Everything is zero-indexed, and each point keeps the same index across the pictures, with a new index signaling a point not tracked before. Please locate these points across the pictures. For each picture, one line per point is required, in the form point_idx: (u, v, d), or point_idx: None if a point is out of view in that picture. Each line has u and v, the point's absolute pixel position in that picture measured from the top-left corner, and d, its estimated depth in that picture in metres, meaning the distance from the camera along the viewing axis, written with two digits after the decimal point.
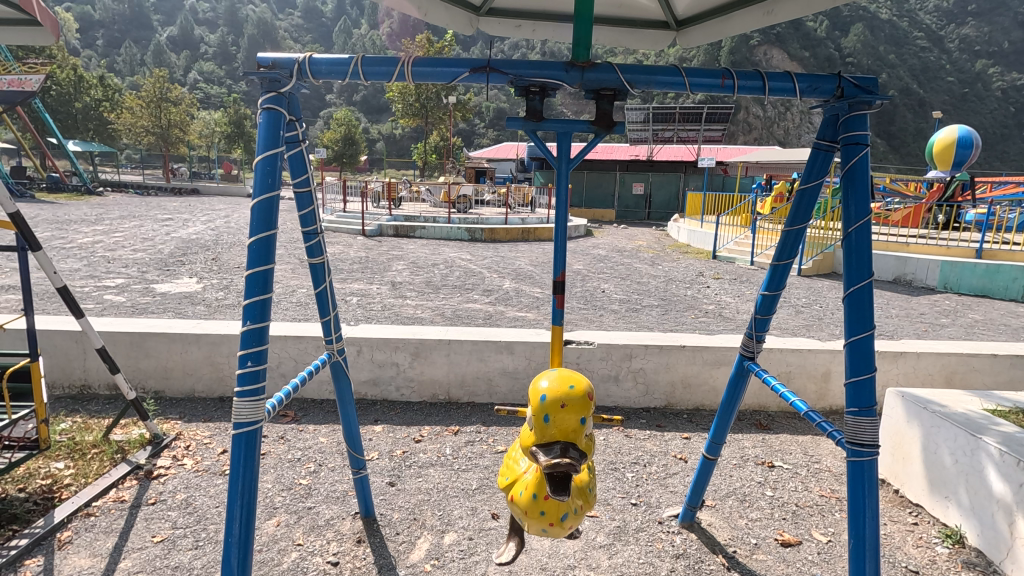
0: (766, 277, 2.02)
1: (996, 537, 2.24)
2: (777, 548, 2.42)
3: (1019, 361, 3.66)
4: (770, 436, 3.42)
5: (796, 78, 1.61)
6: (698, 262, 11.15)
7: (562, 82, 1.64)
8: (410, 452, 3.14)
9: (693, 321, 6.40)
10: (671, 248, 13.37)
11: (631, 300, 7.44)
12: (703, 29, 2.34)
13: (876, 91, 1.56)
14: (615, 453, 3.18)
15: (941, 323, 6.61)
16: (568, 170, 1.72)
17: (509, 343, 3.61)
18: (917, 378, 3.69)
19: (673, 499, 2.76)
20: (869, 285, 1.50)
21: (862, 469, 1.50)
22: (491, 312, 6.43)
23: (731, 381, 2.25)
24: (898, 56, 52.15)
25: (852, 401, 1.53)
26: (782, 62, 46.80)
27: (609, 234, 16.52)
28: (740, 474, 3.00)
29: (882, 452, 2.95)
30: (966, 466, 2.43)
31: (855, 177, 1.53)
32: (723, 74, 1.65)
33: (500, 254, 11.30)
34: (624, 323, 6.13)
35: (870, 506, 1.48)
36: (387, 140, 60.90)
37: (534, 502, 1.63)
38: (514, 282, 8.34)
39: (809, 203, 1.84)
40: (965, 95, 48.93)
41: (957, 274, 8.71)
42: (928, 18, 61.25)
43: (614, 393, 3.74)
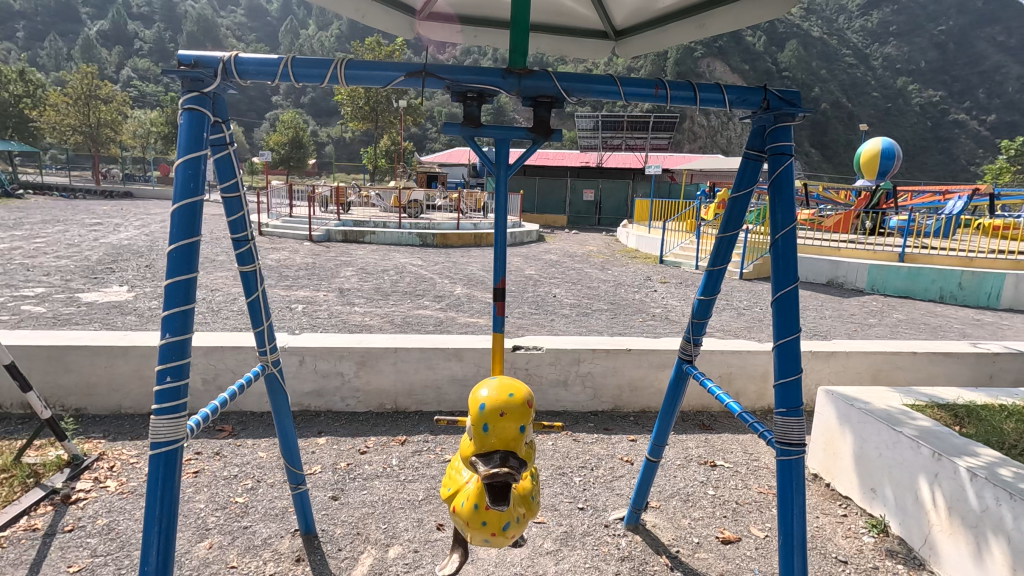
0: (702, 282, 2.07)
1: (916, 527, 2.38)
2: (718, 545, 2.49)
3: (938, 358, 3.92)
4: (712, 436, 3.53)
5: (726, 90, 1.66)
6: (647, 266, 11.45)
7: (500, 88, 1.63)
8: (355, 464, 3.05)
9: (641, 324, 6.56)
10: (620, 253, 13.66)
11: (582, 305, 7.52)
12: (641, 40, 2.39)
13: (798, 103, 1.63)
14: (563, 458, 3.20)
15: (870, 324, 7.03)
16: (506, 177, 1.70)
17: (458, 351, 3.58)
18: (847, 376, 3.89)
19: (619, 501, 2.80)
20: (794, 290, 1.56)
21: (791, 467, 1.55)
22: (443, 318, 6.37)
23: (672, 386, 2.29)
24: (830, 70, 55.27)
25: (781, 402, 1.57)
26: (724, 74, 48.78)
27: (561, 239, 16.73)
28: (684, 474, 3.07)
29: (815, 448, 3.09)
30: (889, 458, 2.57)
31: (780, 186, 1.60)
32: (656, 84, 1.68)
33: (453, 259, 11.22)
34: (574, 327, 6.21)
35: (798, 502, 1.53)
36: (337, 143, 59.62)
37: (475, 512, 1.60)
38: (466, 288, 8.30)
39: (740, 212, 1.89)
40: (889, 110, 52.37)
41: (883, 276, 9.29)
42: (854, 37, 65.43)
43: (563, 398, 3.76)
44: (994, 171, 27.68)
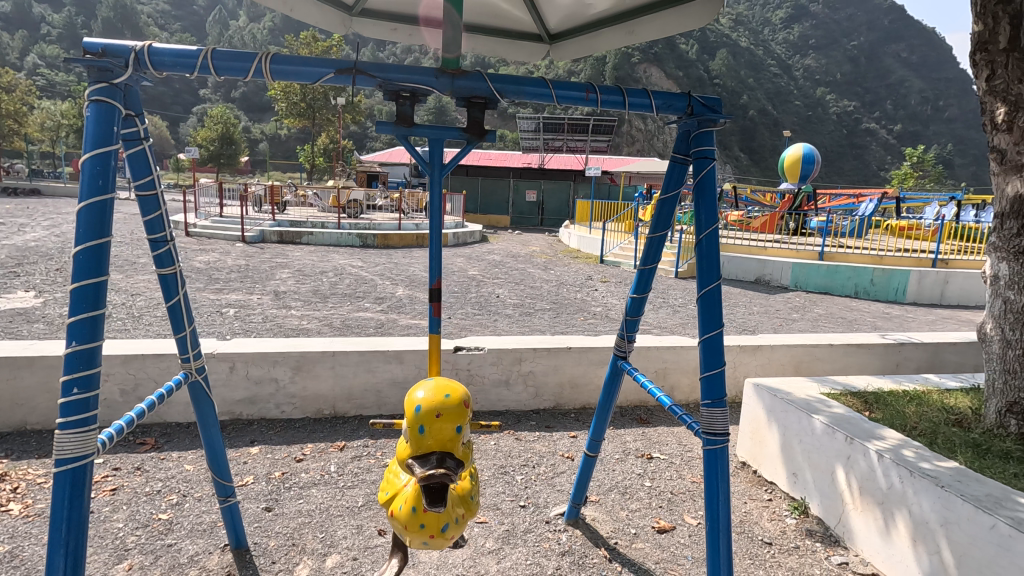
0: (634, 279, 2.13)
1: (832, 506, 2.56)
2: (654, 535, 2.58)
3: (852, 349, 4.22)
4: (649, 429, 3.65)
5: (652, 96, 1.72)
6: (588, 266, 11.69)
7: (433, 89, 1.62)
8: (291, 472, 2.94)
9: (582, 322, 6.69)
10: (563, 253, 13.87)
11: (524, 304, 7.59)
12: (574, 45, 2.44)
13: (719, 110, 1.71)
14: (505, 457, 3.22)
15: (793, 318, 7.49)
16: (440, 177, 1.70)
17: (398, 353, 3.52)
18: (772, 368, 4.13)
19: (560, 497, 2.84)
20: (717, 287, 1.64)
21: (716, 455, 1.63)
22: (384, 320, 6.25)
23: (608, 382, 2.35)
24: (757, 79, 58.33)
25: (706, 394, 1.65)
26: (660, 80, 50.52)
27: (504, 239, 16.80)
28: (622, 467, 3.16)
29: (743, 437, 3.26)
30: (808, 444, 2.75)
31: (704, 188, 1.67)
32: (586, 88, 1.73)
33: (394, 260, 11.03)
34: (517, 327, 6.25)
35: (723, 490, 1.61)
36: (272, 140, 57.28)
37: (413, 515, 1.58)
38: (407, 289, 8.18)
39: (669, 213, 1.96)
40: (809, 118, 55.89)
41: (805, 274, 9.92)
42: (778, 48, 69.39)
43: (505, 397, 3.78)
44: (899, 176, 30.11)
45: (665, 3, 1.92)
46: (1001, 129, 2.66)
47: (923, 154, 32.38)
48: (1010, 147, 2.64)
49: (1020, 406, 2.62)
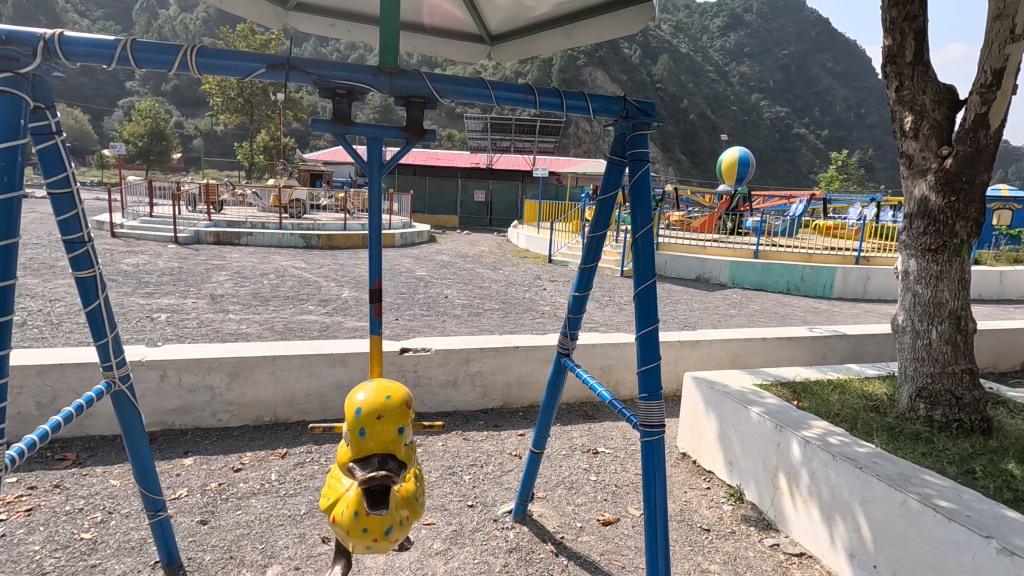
0: (576, 278, 2.18)
1: (765, 492, 2.70)
2: (599, 527, 2.64)
3: (782, 343, 4.46)
4: (595, 425, 3.73)
5: (589, 98, 1.76)
6: (536, 265, 11.79)
7: (370, 86, 1.60)
8: (228, 483, 2.82)
9: (531, 322, 6.75)
10: (511, 253, 13.95)
11: (473, 305, 7.57)
12: (514, 46, 2.47)
13: (653, 114, 1.78)
14: (454, 457, 3.21)
15: (731, 314, 7.83)
16: (379, 177, 1.68)
17: (342, 356, 3.45)
18: (711, 362, 4.30)
19: (507, 495, 2.87)
20: (652, 284, 1.70)
21: (653, 447, 1.69)
22: (329, 323, 6.09)
23: (552, 380, 2.39)
24: (697, 84, 60.57)
25: (643, 388, 1.71)
26: (605, 83, 51.58)
27: (453, 239, 16.73)
28: (568, 463, 3.21)
29: (684, 429, 3.38)
30: (742, 433, 2.90)
31: (639, 189, 1.73)
32: (525, 90, 1.76)
33: (339, 262, 10.75)
34: (466, 327, 6.24)
35: (659, 479, 1.68)
36: (207, 136, 54.60)
37: (356, 519, 1.55)
38: (353, 291, 7.99)
39: (607, 213, 2.01)
40: (745, 122, 58.54)
41: (742, 272, 10.39)
42: (716, 55, 72.31)
43: (453, 398, 3.77)
44: (826, 179, 32.02)
45: (601, 8, 1.98)
46: (909, 135, 2.87)
47: (847, 159, 34.53)
48: (917, 152, 2.85)
49: (928, 391, 2.86)
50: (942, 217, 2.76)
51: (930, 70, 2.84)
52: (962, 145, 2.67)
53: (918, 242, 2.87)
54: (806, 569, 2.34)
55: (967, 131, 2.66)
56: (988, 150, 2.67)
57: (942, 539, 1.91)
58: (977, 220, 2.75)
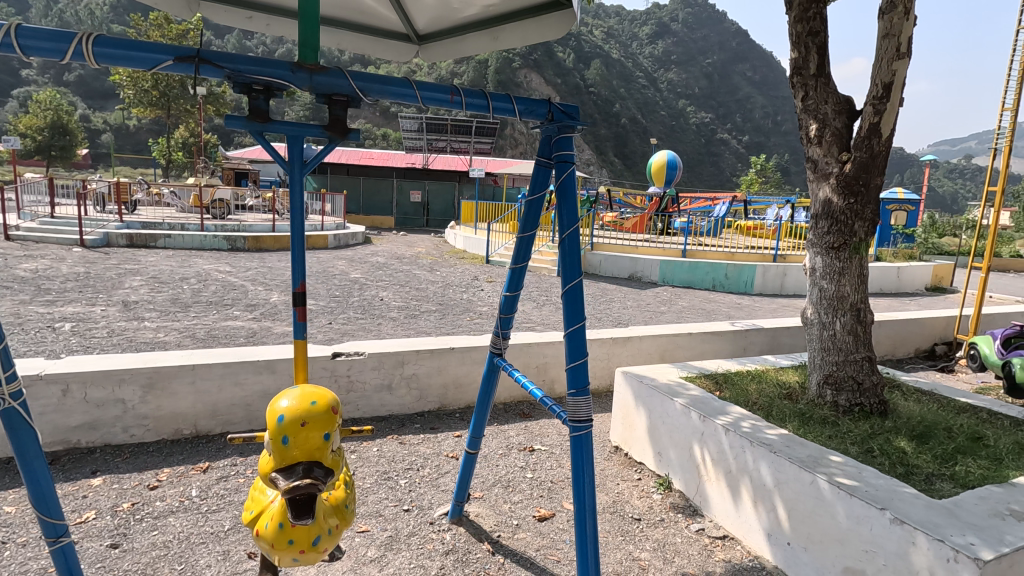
0: (507, 278, 2.20)
1: (692, 481, 2.83)
2: (535, 523, 2.68)
3: (706, 337, 4.70)
4: (531, 422, 3.79)
5: (515, 100, 1.78)
6: (474, 266, 11.78)
7: (289, 83, 1.56)
8: (143, 502, 2.64)
9: (468, 323, 6.74)
10: (449, 254, 13.88)
11: (409, 307, 7.46)
12: (442, 47, 2.46)
13: (577, 118, 1.83)
14: (389, 462, 3.15)
15: (662, 311, 8.15)
16: (300, 176, 1.63)
17: (270, 363, 3.32)
18: (642, 358, 4.46)
19: (444, 498, 2.85)
20: (580, 283, 1.75)
21: (581, 441, 1.74)
22: (256, 329, 5.82)
23: (485, 380, 2.40)
24: (628, 89, 62.57)
25: (572, 384, 1.75)
26: (541, 86, 52.24)
27: (389, 241, 16.42)
28: (505, 462, 3.24)
29: (616, 423, 3.48)
30: (669, 425, 3.02)
31: (565, 191, 1.78)
32: (451, 90, 1.77)
33: (268, 264, 10.29)
34: (402, 330, 6.15)
35: (588, 472, 1.73)
36: (117, 131, 50.69)
37: (280, 531, 1.50)
38: (283, 295, 7.68)
39: (536, 214, 2.04)
40: (673, 127, 61.11)
41: (671, 270, 10.85)
42: (645, 62, 74.98)
43: (388, 402, 3.70)
44: (747, 181, 34.01)
45: (524, 14, 2.02)
46: (814, 142, 3.10)
47: (765, 164, 36.75)
48: (821, 157, 3.09)
49: (834, 377, 3.10)
50: (843, 217, 2.99)
51: (831, 82, 3.07)
52: (859, 151, 2.91)
53: (823, 241, 3.10)
54: (729, 550, 2.48)
55: (863, 139, 2.90)
56: (881, 156, 2.92)
57: (847, 514, 2.07)
58: (872, 220, 3.01)
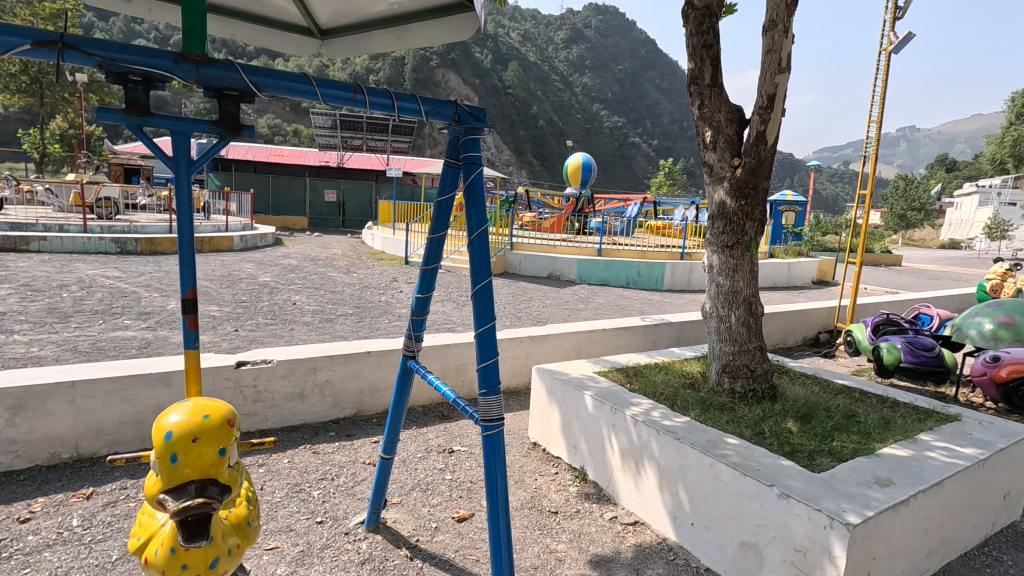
0: (419, 280, 2.17)
1: (605, 471, 2.94)
2: (454, 524, 2.67)
3: (619, 332, 4.90)
4: (451, 424, 3.78)
5: (421, 101, 1.78)
6: (393, 268, 11.54)
7: (172, 74, 1.46)
8: (12, 538, 2.35)
9: (386, 325, 6.60)
10: (366, 255, 13.49)
11: (323, 311, 7.17)
12: (346, 42, 2.40)
13: (484, 120, 1.85)
14: (301, 473, 3.02)
15: (580, 309, 8.39)
16: (187, 174, 1.53)
17: (164, 376, 3.07)
18: (558, 354, 4.57)
19: (359, 506, 2.77)
20: (489, 283, 1.77)
21: (494, 440, 1.76)
22: (151, 339, 5.35)
23: (399, 383, 2.36)
24: (544, 92, 63.83)
25: (483, 384, 1.76)
26: (459, 85, 52.02)
27: (302, 242, 15.69)
28: (424, 465, 3.20)
29: (533, 420, 3.54)
30: (583, 419, 3.11)
31: (474, 192, 1.80)
32: (354, 89, 1.72)
33: (164, 269, 9.48)
34: (316, 335, 5.90)
35: (500, 468, 1.77)
36: None
37: (172, 556, 1.39)
38: (182, 302, 7.11)
39: (446, 214, 2.03)
40: (589, 130, 63.15)
41: (588, 269, 11.21)
42: (561, 66, 76.82)
43: (299, 410, 3.54)
44: (657, 183, 35.79)
45: (428, 14, 2.02)
46: (710, 148, 3.33)
47: (673, 167, 38.93)
48: (716, 162, 3.31)
49: (730, 366, 3.34)
50: (736, 218, 3.23)
51: (724, 92, 3.30)
52: (748, 157, 3.15)
53: (719, 240, 3.32)
54: (639, 535, 2.60)
55: (751, 145, 3.14)
56: (767, 161, 3.18)
57: (740, 493, 2.24)
58: (760, 221, 3.27)
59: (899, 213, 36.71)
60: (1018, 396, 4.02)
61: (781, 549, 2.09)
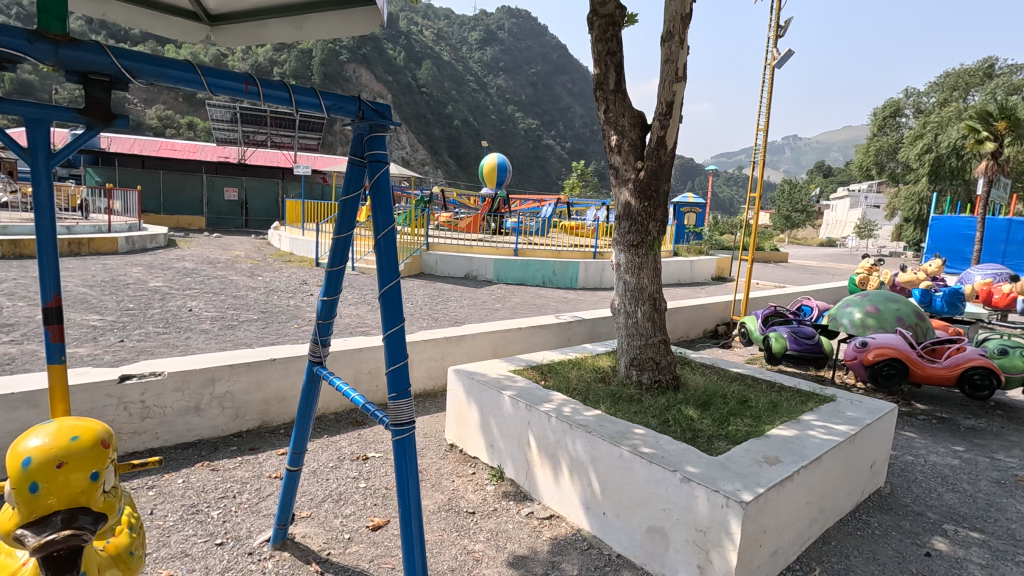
0: (323, 282, 2.08)
1: (522, 468, 2.98)
2: (368, 533, 2.59)
3: (535, 330, 4.99)
4: (365, 430, 3.66)
5: (322, 96, 1.71)
6: (302, 270, 11.00)
7: (26, 55, 1.33)
8: None
9: (295, 330, 6.27)
10: (273, 257, 12.76)
11: (224, 317, 6.68)
12: (239, 30, 2.26)
13: (389, 116, 1.80)
14: (198, 493, 2.79)
15: (497, 308, 8.44)
16: (47, 166, 1.40)
17: (31, 395, 2.73)
18: (475, 354, 4.57)
19: (265, 523, 2.61)
20: (397, 285, 1.74)
21: (404, 444, 1.73)
22: (15, 354, 4.73)
23: (305, 391, 2.25)
24: (459, 91, 63.53)
25: (392, 387, 1.72)
26: (371, 82, 50.47)
27: (198, 244, 14.54)
28: (336, 475, 3.07)
29: (450, 421, 3.52)
30: (500, 418, 3.13)
31: (379, 192, 1.76)
32: (245, 80, 1.62)
33: (31, 274, 8.39)
34: (216, 343, 5.49)
35: (412, 473, 1.74)
36: None
37: None
38: (53, 311, 6.33)
39: (351, 214, 1.96)
40: (504, 131, 63.69)
41: (504, 269, 11.31)
42: (476, 66, 76.82)
43: (195, 425, 3.28)
44: (570, 185, 36.71)
45: (329, 6, 1.93)
46: (615, 150, 3.47)
47: (585, 169, 40.12)
48: (621, 164, 3.45)
49: (639, 359, 3.50)
50: (640, 218, 3.39)
51: (626, 98, 3.45)
52: (650, 160, 3.31)
53: (625, 239, 3.47)
54: (554, 527, 2.65)
55: (653, 149, 3.31)
56: (667, 165, 3.36)
57: (646, 480, 2.35)
58: (662, 221, 3.45)
59: (785, 214, 40.22)
60: (882, 376, 4.51)
61: (684, 531, 2.22)
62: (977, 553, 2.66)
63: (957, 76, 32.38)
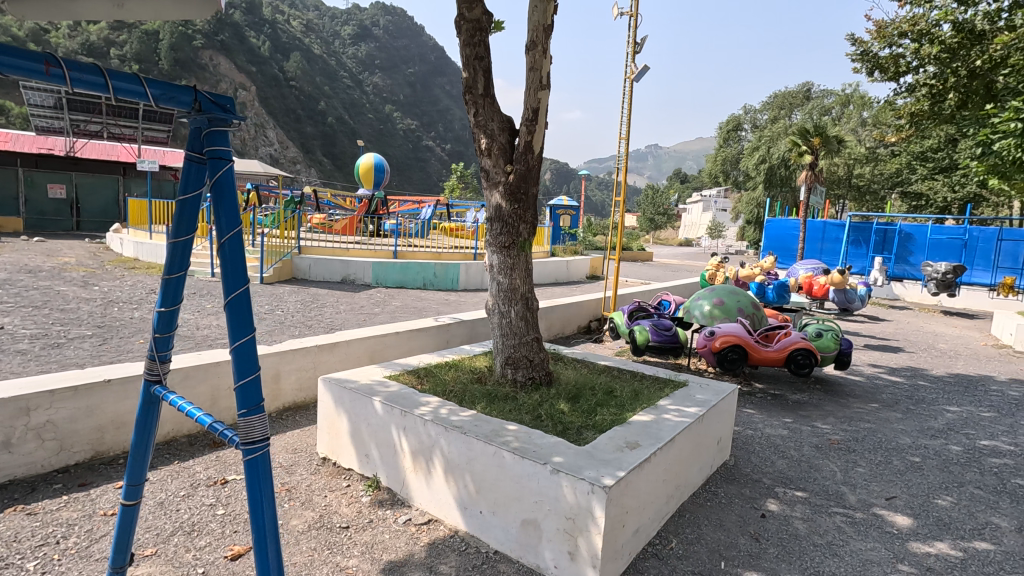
0: (159, 293, 1.87)
1: (397, 476, 2.90)
2: (227, 564, 2.37)
3: (413, 333, 4.91)
4: (224, 451, 3.35)
5: (146, 84, 1.54)
6: (150, 278, 9.80)
7: None
8: None
9: (140, 346, 5.55)
10: (113, 264, 11.22)
11: (47, 335, 5.72)
12: (40, 4, 1.94)
13: (230, 109, 1.68)
14: (9, 544, 2.37)
15: (376, 313, 8.16)
16: None
17: None
18: (350, 361, 4.39)
19: (96, 568, 2.28)
20: (246, 291, 1.62)
21: (257, 463, 1.60)
22: None
23: (141, 414, 1.99)
24: (332, 87, 60.65)
25: (242, 404, 1.59)
26: (231, 72, 46.39)
27: (12, 250, 12.32)
28: (188, 504, 2.77)
29: (321, 433, 3.34)
30: (373, 427, 3.02)
31: (222, 190, 1.62)
32: (45, 60, 1.41)
33: None
34: (37, 365, 4.69)
35: (267, 493, 1.62)
36: None
37: None
38: None
39: (191, 215, 1.78)
40: (381, 131, 61.99)
41: (384, 271, 10.98)
42: (349, 62, 73.77)
43: (5, 465, 2.77)
44: (450, 187, 36.64)
45: None
46: (485, 153, 3.52)
47: (464, 172, 40.30)
48: (491, 167, 3.51)
49: (513, 358, 3.58)
50: (511, 219, 3.47)
51: (494, 102, 3.52)
52: (519, 164, 3.42)
53: (497, 240, 3.53)
54: (432, 531, 2.63)
55: (521, 154, 3.41)
56: (534, 169, 3.49)
57: (519, 474, 2.41)
58: (532, 223, 3.56)
59: (649, 218, 43.71)
60: (728, 361, 5.06)
61: (555, 520, 2.31)
62: (800, 510, 3.08)
63: (783, 97, 37.25)
